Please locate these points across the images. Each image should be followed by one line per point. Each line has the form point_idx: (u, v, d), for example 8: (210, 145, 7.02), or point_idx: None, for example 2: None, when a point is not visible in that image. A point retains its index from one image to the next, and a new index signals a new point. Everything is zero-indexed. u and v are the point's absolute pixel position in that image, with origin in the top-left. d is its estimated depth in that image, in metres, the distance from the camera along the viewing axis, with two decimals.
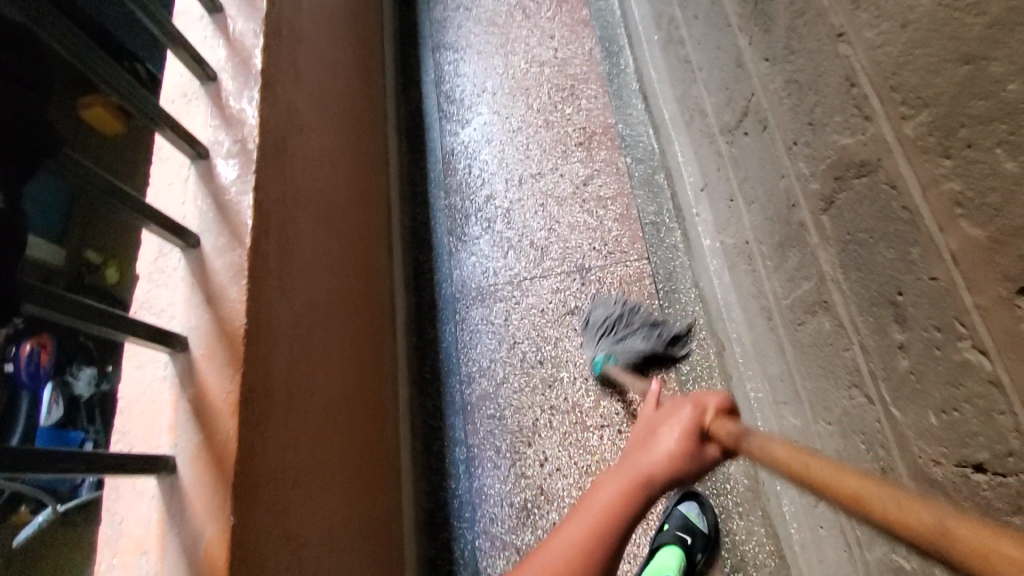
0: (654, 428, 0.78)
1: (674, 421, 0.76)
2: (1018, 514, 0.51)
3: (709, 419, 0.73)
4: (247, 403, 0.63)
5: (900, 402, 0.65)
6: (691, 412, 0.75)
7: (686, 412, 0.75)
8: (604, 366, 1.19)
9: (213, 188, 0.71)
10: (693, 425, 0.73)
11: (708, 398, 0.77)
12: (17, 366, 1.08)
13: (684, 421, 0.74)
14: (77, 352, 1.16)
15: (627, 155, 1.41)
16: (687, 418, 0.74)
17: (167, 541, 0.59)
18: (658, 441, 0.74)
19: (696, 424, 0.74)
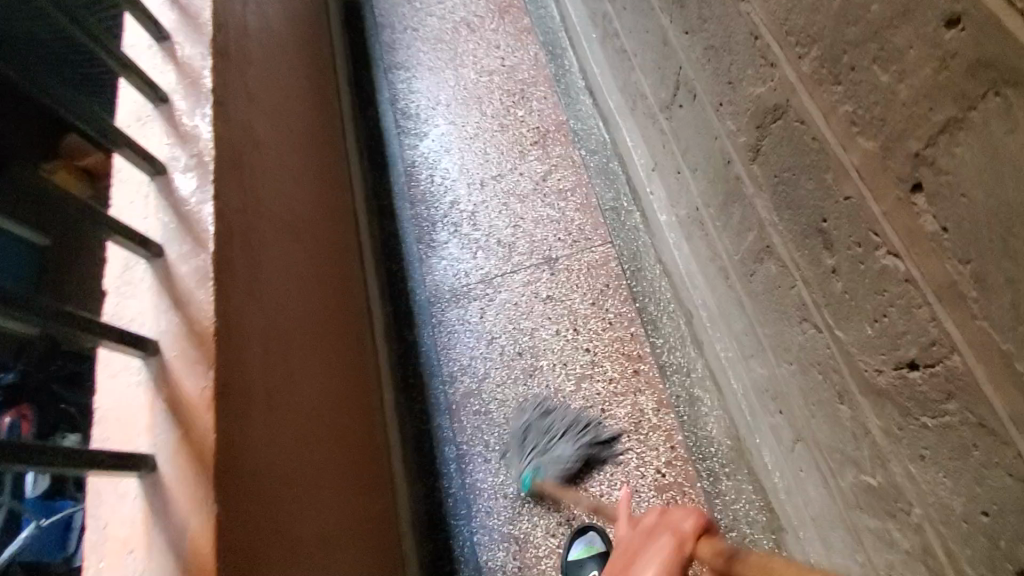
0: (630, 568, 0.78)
1: (653, 557, 0.77)
2: (950, 400, 0.53)
3: (691, 546, 0.76)
4: (223, 397, 0.65)
5: (842, 322, 0.69)
6: (669, 545, 0.77)
7: (664, 548, 0.77)
8: (533, 482, 1.15)
9: (172, 199, 0.74)
10: (676, 562, 0.76)
11: (681, 518, 0.80)
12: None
13: (666, 563, 0.76)
14: (60, 420, 1.08)
15: (581, 148, 1.47)
16: (672, 546, 0.77)
17: (155, 538, 0.59)
18: None
19: (678, 557, 0.77)
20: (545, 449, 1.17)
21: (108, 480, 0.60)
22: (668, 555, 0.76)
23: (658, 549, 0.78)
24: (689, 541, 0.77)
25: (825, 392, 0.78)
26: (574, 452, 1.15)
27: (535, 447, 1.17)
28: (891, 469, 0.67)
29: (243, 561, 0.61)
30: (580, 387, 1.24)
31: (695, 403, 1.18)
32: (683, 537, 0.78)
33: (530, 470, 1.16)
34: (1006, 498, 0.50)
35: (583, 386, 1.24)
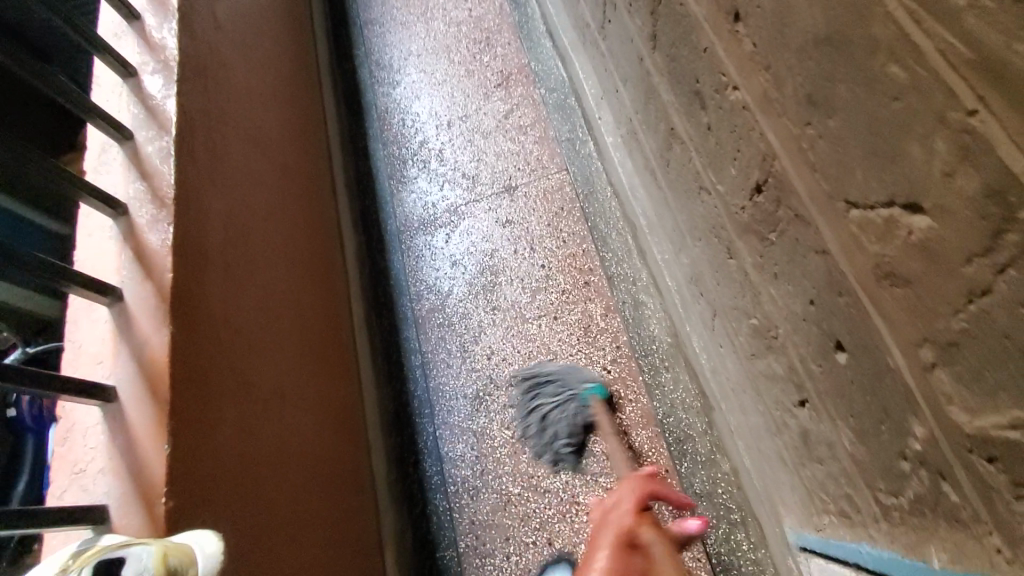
0: (591, 550, 0.78)
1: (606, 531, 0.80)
2: (779, 206, 0.61)
3: (632, 520, 0.79)
4: (181, 247, 0.76)
5: (717, 174, 0.77)
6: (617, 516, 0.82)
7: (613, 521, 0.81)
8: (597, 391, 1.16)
9: (142, 95, 0.86)
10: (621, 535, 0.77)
11: (625, 495, 0.85)
12: (20, 410, 1.03)
13: (619, 530, 0.77)
14: None
15: (542, 87, 1.56)
16: (617, 523, 0.79)
17: (119, 348, 0.68)
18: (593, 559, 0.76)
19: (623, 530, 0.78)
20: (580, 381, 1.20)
21: (83, 306, 0.70)
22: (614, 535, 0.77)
23: (610, 524, 0.80)
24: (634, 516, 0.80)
25: (720, 253, 0.86)
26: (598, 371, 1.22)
27: (574, 380, 1.19)
28: (762, 302, 0.75)
29: (196, 376, 0.71)
30: (535, 299, 1.33)
31: (639, 307, 1.26)
32: (627, 508, 0.83)
33: (588, 388, 1.16)
34: (817, 278, 0.57)
35: (538, 297, 1.33)
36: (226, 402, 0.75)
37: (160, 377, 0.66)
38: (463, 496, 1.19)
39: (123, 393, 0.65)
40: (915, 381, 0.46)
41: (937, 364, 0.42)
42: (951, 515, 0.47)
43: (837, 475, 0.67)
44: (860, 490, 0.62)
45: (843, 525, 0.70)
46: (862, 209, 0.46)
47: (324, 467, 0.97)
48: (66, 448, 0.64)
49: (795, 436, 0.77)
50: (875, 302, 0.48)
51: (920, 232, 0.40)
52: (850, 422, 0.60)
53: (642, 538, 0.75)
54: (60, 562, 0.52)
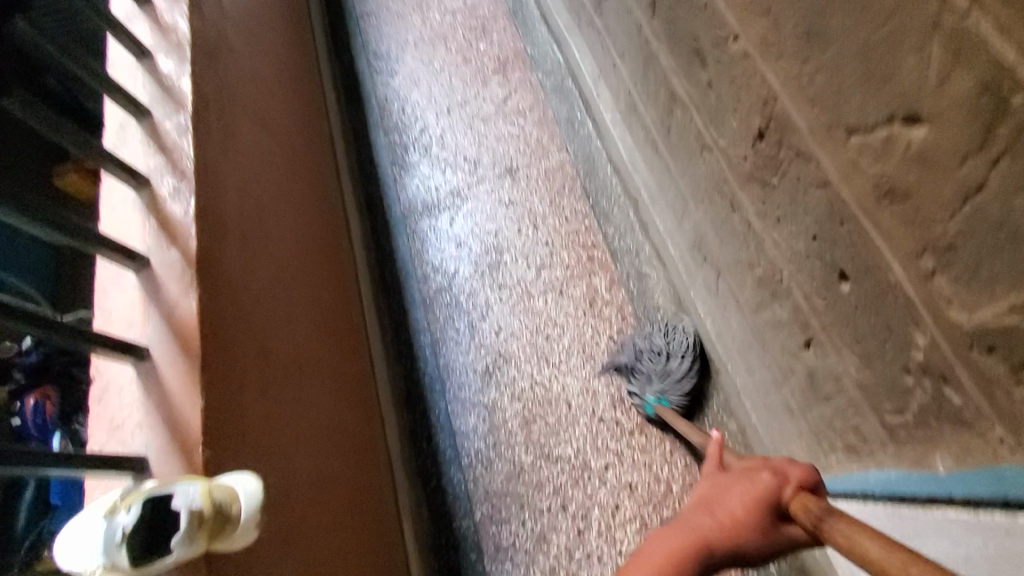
0: (727, 495, 0.70)
1: (749, 489, 0.68)
2: (782, 149, 0.64)
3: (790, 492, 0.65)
4: (202, 217, 0.78)
5: (721, 130, 0.80)
6: (771, 482, 0.67)
7: (763, 480, 0.68)
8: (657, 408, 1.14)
9: (157, 75, 0.88)
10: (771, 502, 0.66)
11: (792, 466, 0.69)
12: (24, 419, 0.98)
13: (765, 491, 0.67)
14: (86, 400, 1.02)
15: (538, 71, 1.60)
16: (769, 484, 0.67)
17: (149, 311, 0.70)
18: (725, 505, 0.69)
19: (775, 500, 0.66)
20: (658, 378, 1.16)
21: (110, 274, 0.72)
22: (759, 492, 0.67)
23: (757, 482, 0.68)
24: (794, 489, 0.66)
25: (724, 210, 0.89)
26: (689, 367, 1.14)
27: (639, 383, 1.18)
28: (767, 249, 0.78)
29: (222, 338, 0.72)
30: (540, 275, 1.35)
31: (643, 279, 1.29)
32: (789, 479, 0.67)
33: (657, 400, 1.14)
34: (821, 213, 0.60)
35: (544, 273, 1.35)
36: (250, 365, 0.77)
37: (192, 336, 0.68)
38: (477, 468, 1.21)
39: (155, 352, 0.67)
40: (917, 291, 0.49)
41: (936, 270, 0.46)
42: (954, 418, 0.50)
43: (844, 407, 0.71)
44: (868, 418, 0.65)
45: (851, 459, 0.73)
46: (861, 133, 0.50)
47: (341, 438, 0.99)
48: (102, 407, 0.66)
49: (802, 379, 0.80)
50: (877, 223, 0.52)
51: (917, 144, 0.44)
52: (856, 350, 0.63)
53: (796, 506, 0.62)
54: (102, 507, 0.52)
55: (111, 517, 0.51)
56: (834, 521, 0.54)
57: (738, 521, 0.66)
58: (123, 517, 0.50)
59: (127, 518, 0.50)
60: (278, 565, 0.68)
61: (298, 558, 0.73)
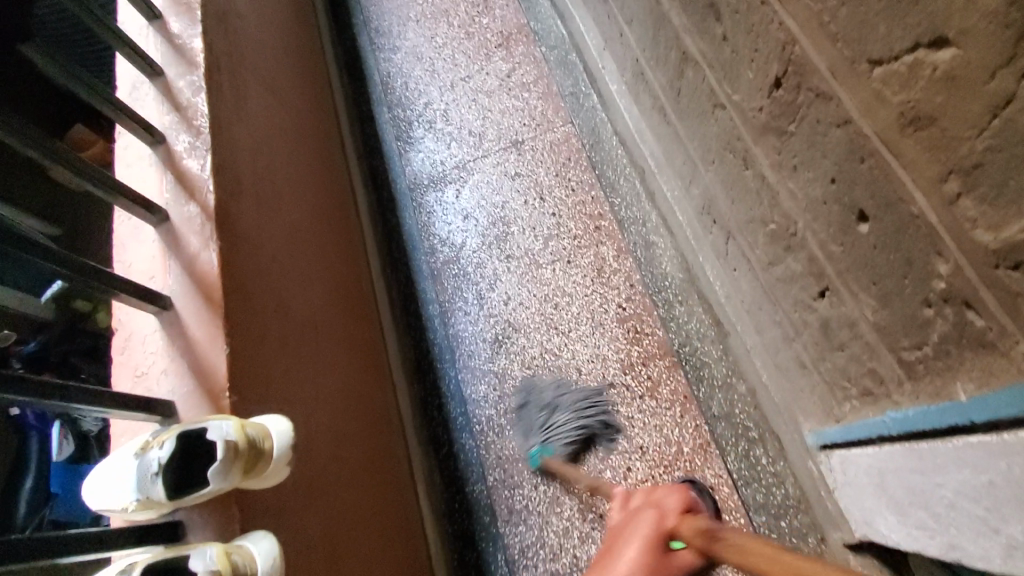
0: (620, 540, 0.82)
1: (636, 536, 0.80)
2: (799, 93, 0.65)
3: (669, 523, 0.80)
4: (220, 172, 0.78)
5: (735, 84, 0.80)
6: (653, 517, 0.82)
7: (647, 518, 0.82)
8: (542, 460, 1.14)
9: (168, 35, 0.87)
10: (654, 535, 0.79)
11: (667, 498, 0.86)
12: (23, 410, 1.07)
13: (651, 528, 0.80)
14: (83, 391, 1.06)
15: (542, 45, 1.59)
16: (654, 522, 0.81)
17: (169, 263, 0.70)
18: (622, 552, 0.80)
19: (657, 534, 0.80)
20: (546, 428, 1.16)
21: (131, 228, 0.72)
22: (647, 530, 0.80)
23: (642, 521, 0.82)
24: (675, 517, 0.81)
25: (735, 167, 0.90)
26: (573, 422, 1.14)
27: (533, 429, 1.17)
28: (781, 200, 0.79)
29: (243, 291, 0.73)
30: (547, 246, 1.36)
31: (651, 248, 1.29)
32: (666, 509, 0.83)
33: (538, 450, 1.14)
34: (840, 153, 0.61)
35: (551, 244, 1.36)
36: (270, 320, 0.77)
37: (214, 287, 0.68)
38: (489, 434, 1.22)
39: (177, 302, 0.67)
40: (939, 219, 0.50)
41: (962, 193, 0.46)
42: (977, 342, 0.51)
43: (859, 353, 0.72)
44: (883, 359, 0.67)
45: (866, 405, 0.74)
46: (885, 64, 0.50)
47: (357, 400, 1.00)
48: (125, 355, 0.66)
49: (814, 331, 0.81)
50: (899, 154, 0.52)
51: (945, 65, 0.44)
52: (874, 290, 0.64)
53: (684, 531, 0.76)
54: (133, 446, 0.53)
55: (145, 453, 0.51)
56: (727, 538, 0.68)
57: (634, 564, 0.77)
58: (157, 452, 0.51)
59: (161, 453, 0.51)
60: (302, 513, 0.68)
61: (320, 509, 0.73)
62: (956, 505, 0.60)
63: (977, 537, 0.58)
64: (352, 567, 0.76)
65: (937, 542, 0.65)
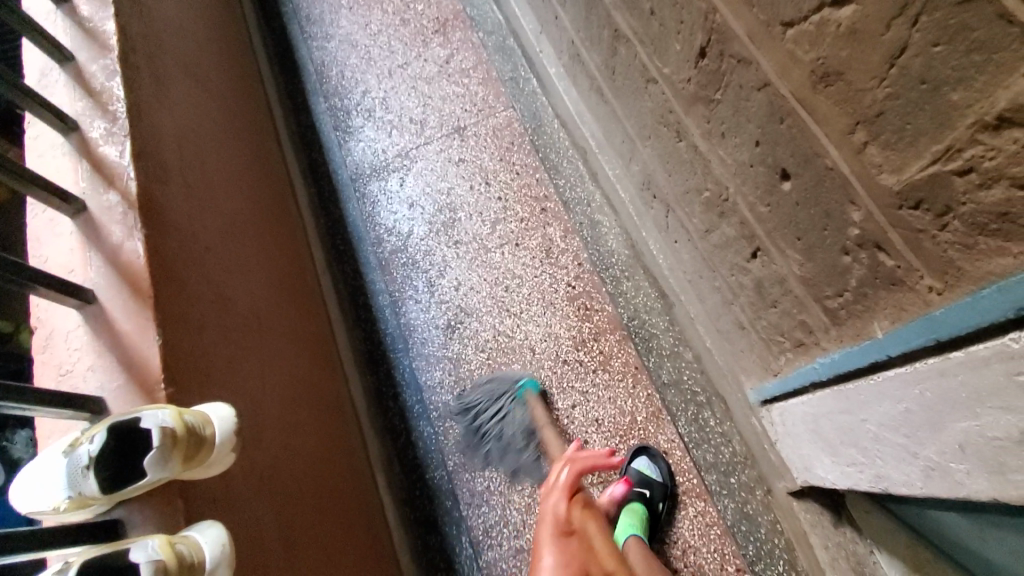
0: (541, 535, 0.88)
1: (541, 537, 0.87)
2: (722, 61, 0.68)
3: (563, 511, 0.89)
4: (143, 161, 0.74)
5: (664, 58, 0.83)
6: (547, 513, 0.90)
7: (550, 501, 0.91)
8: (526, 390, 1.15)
9: (76, 18, 0.81)
10: (558, 524, 0.87)
11: (552, 497, 0.91)
12: None
13: (552, 513, 0.89)
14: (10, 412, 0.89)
15: (480, 31, 1.56)
16: (551, 509, 0.90)
17: (90, 256, 0.65)
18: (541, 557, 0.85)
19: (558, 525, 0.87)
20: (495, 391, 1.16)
21: (46, 221, 0.66)
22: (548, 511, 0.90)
23: (547, 508, 0.91)
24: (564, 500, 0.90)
25: (669, 140, 0.93)
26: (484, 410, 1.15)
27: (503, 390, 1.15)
28: (712, 167, 0.82)
29: (176, 282, 0.70)
30: (495, 230, 1.36)
31: (596, 227, 1.30)
32: (562, 489, 0.92)
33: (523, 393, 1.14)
34: (763, 116, 0.64)
35: (498, 228, 1.36)
36: (208, 312, 0.74)
37: (143, 278, 0.64)
38: (447, 419, 1.22)
39: (103, 296, 0.63)
40: (851, 169, 0.54)
41: (868, 142, 0.50)
42: (889, 281, 0.55)
43: (789, 308, 0.76)
44: (811, 310, 0.71)
45: (799, 355, 0.79)
46: (796, 25, 0.53)
47: (307, 392, 0.97)
48: (47, 354, 0.61)
49: (749, 291, 0.85)
50: (813, 110, 0.56)
51: (846, 21, 0.47)
52: (799, 245, 0.68)
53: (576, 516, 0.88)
54: (62, 444, 0.49)
55: (73, 451, 0.48)
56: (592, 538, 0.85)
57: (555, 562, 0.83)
58: (87, 446, 0.48)
59: (92, 447, 0.48)
60: (253, 504, 0.67)
61: (271, 501, 0.71)
62: (881, 438, 0.65)
63: (900, 465, 0.63)
64: (309, 557, 0.75)
65: (866, 475, 0.71)
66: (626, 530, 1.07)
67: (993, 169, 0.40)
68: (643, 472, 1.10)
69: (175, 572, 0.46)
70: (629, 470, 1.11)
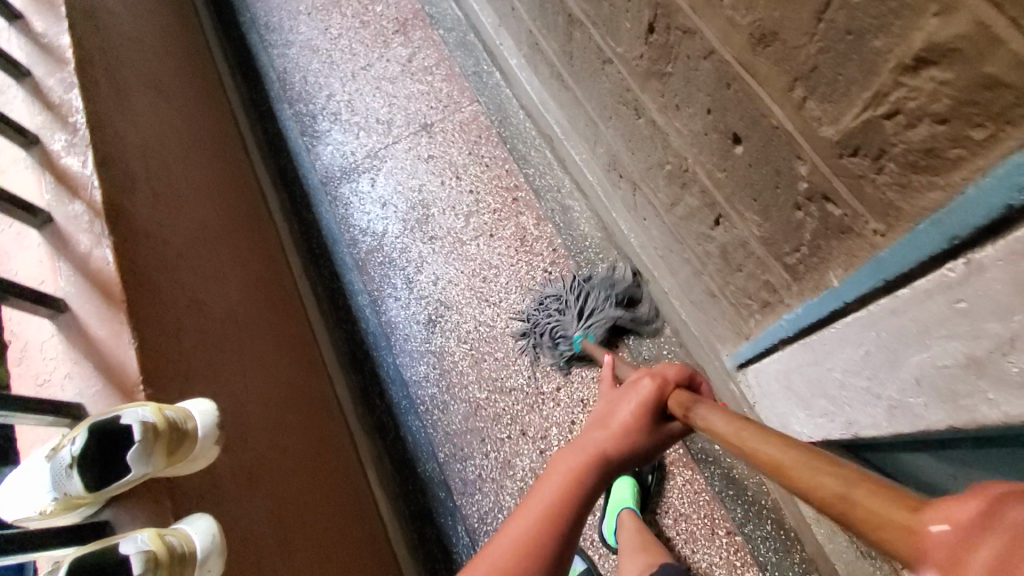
0: (614, 405, 0.65)
1: (631, 395, 0.64)
2: (670, 34, 0.70)
3: (674, 390, 0.62)
4: (105, 170, 0.73)
5: (616, 37, 0.85)
6: (652, 383, 0.64)
7: (646, 383, 0.64)
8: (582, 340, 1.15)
9: (29, 33, 0.80)
10: (657, 400, 0.62)
11: (664, 367, 0.67)
12: None
13: (646, 392, 0.63)
14: None
15: (440, 29, 1.58)
16: (650, 388, 0.63)
17: (59, 265, 0.65)
18: (614, 421, 0.63)
19: (659, 402, 0.63)
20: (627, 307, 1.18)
21: (12, 234, 0.66)
22: (644, 394, 0.63)
23: (640, 386, 0.64)
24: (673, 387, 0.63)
25: (629, 118, 0.95)
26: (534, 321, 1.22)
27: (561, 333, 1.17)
28: (671, 140, 0.84)
29: (148, 288, 0.70)
30: (470, 222, 1.37)
31: (568, 212, 1.33)
32: (668, 378, 0.65)
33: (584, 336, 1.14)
34: (711, 83, 0.67)
35: (472, 221, 1.37)
36: (183, 316, 0.75)
37: (114, 284, 0.64)
38: (434, 412, 1.23)
39: (75, 305, 0.63)
40: (794, 125, 0.56)
41: (807, 97, 0.52)
42: (838, 231, 0.58)
43: (753, 270, 0.79)
44: (773, 269, 0.74)
45: (767, 315, 0.82)
46: None
47: (291, 393, 0.97)
48: (22, 367, 0.61)
49: (716, 259, 0.88)
50: (755, 73, 0.58)
51: None
52: (756, 207, 0.70)
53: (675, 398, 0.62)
54: (44, 450, 0.49)
55: (56, 454, 0.48)
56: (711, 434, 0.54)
57: (630, 428, 0.61)
58: (68, 447, 0.48)
59: (74, 447, 0.48)
60: (243, 500, 0.67)
61: (261, 499, 0.72)
62: (846, 384, 0.67)
63: (866, 408, 0.66)
64: (304, 551, 0.75)
65: (838, 424, 0.74)
66: (620, 505, 1.08)
67: (917, 109, 0.43)
68: None
69: (166, 564, 0.47)
70: None
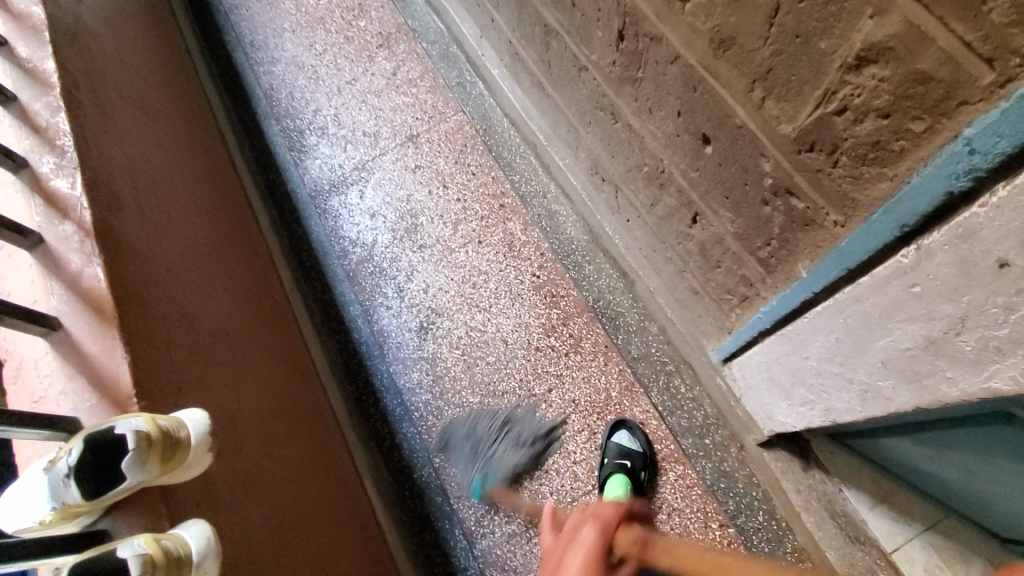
0: (561, 557, 0.72)
1: (579, 548, 0.72)
2: (638, 40, 0.73)
3: (616, 531, 0.73)
4: (94, 191, 0.75)
5: (590, 45, 0.88)
6: (594, 529, 0.74)
7: (589, 531, 0.74)
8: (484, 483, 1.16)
9: (15, 59, 0.82)
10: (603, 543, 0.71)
11: (600, 509, 0.79)
12: None
13: (594, 539, 0.72)
14: None
15: (423, 42, 1.61)
16: (596, 535, 0.73)
17: (51, 284, 0.66)
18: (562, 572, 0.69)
19: (603, 546, 0.72)
20: (531, 452, 1.16)
21: (4, 256, 0.67)
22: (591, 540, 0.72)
23: (583, 536, 0.73)
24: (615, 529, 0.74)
25: (607, 122, 0.98)
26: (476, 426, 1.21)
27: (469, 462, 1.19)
28: (647, 142, 0.87)
29: (140, 303, 0.72)
30: (458, 230, 1.39)
31: (554, 217, 1.35)
32: (607, 519, 0.75)
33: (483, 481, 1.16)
34: (679, 87, 0.69)
35: (460, 228, 1.39)
36: (175, 330, 0.76)
37: (106, 301, 0.66)
38: (428, 418, 1.25)
39: (68, 322, 0.64)
40: (756, 124, 0.58)
41: (766, 96, 0.55)
42: (803, 223, 0.60)
43: (730, 265, 0.81)
44: (748, 263, 0.76)
45: (746, 309, 0.84)
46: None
47: (285, 403, 0.99)
48: (18, 385, 0.62)
49: (696, 256, 0.90)
50: (717, 75, 0.60)
51: None
52: (728, 204, 0.73)
53: (623, 541, 0.72)
54: (42, 463, 0.51)
55: (53, 467, 0.50)
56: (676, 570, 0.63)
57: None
58: (65, 459, 0.49)
59: (70, 458, 0.49)
60: (240, 507, 0.69)
61: (258, 506, 0.73)
62: (821, 371, 0.70)
63: (841, 394, 0.68)
64: (301, 556, 0.77)
65: (817, 411, 0.76)
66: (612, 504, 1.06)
67: (862, 105, 0.45)
68: (623, 445, 1.11)
69: (162, 565, 0.48)
70: (609, 444, 1.12)
